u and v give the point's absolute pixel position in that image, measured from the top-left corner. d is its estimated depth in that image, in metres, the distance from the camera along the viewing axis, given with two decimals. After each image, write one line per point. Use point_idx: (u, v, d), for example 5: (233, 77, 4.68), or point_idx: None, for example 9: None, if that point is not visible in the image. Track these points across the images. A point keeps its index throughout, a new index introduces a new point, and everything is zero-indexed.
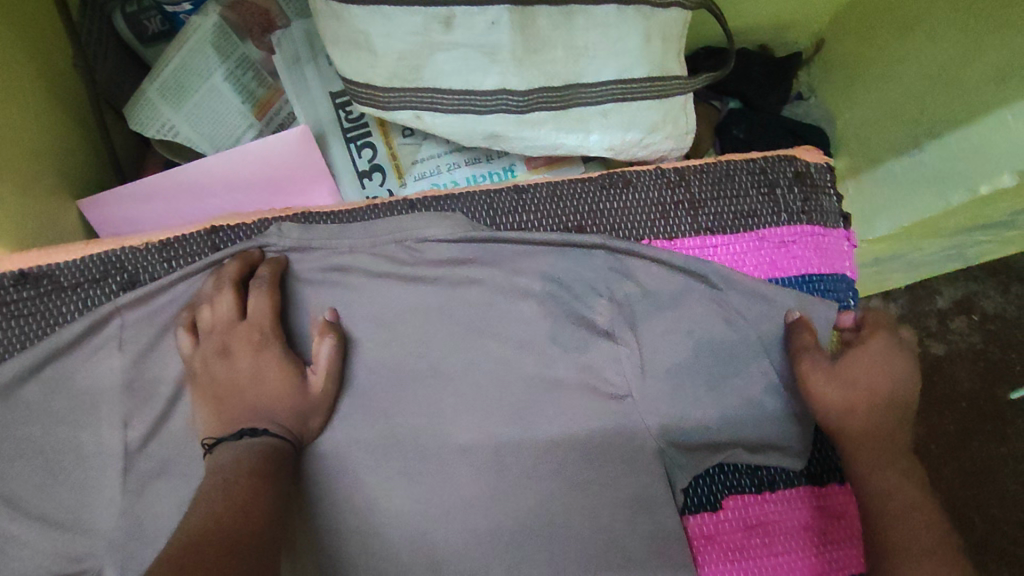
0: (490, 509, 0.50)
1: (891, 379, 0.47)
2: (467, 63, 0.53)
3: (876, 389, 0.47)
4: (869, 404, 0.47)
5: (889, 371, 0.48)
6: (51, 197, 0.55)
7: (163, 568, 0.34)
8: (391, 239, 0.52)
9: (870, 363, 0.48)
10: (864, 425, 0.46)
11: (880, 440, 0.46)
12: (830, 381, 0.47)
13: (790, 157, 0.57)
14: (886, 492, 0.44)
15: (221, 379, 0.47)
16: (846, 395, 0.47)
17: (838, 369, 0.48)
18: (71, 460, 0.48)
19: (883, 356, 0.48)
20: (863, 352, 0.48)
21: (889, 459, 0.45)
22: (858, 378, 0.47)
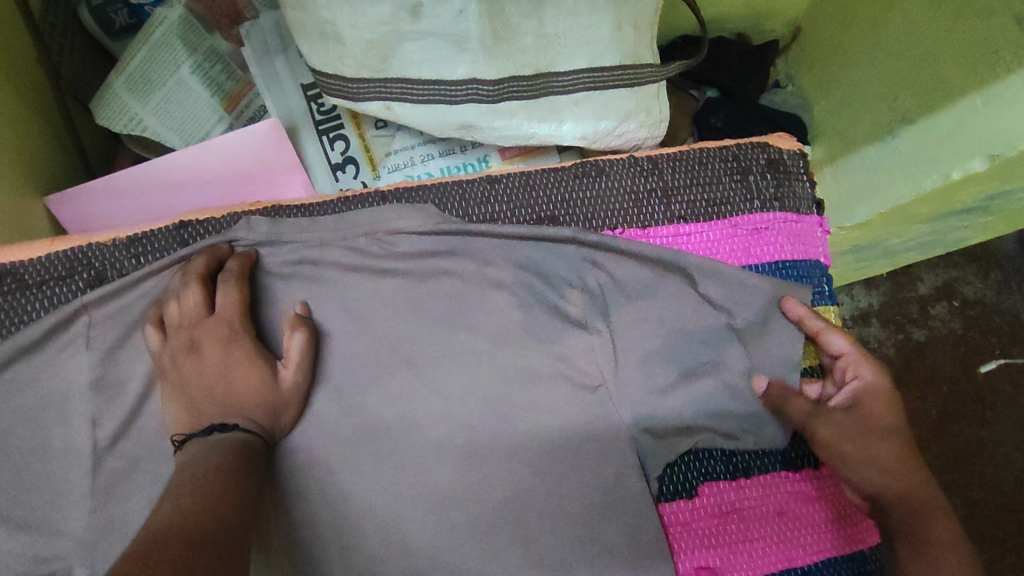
0: (467, 500, 0.50)
1: (894, 411, 0.49)
2: (437, 52, 0.53)
3: (885, 431, 0.48)
4: (888, 454, 0.48)
5: (888, 401, 0.49)
6: (14, 192, 0.54)
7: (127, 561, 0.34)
8: (362, 232, 0.52)
9: (870, 403, 0.49)
10: (891, 472, 0.48)
11: (898, 473, 0.48)
12: (851, 443, 0.48)
13: (763, 145, 0.58)
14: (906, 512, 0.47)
15: (189, 376, 0.47)
16: (865, 451, 0.48)
17: (858, 426, 0.48)
18: (38, 460, 0.48)
19: (879, 386, 0.49)
20: (867, 400, 0.49)
21: (905, 485, 0.47)
22: (870, 429, 0.48)
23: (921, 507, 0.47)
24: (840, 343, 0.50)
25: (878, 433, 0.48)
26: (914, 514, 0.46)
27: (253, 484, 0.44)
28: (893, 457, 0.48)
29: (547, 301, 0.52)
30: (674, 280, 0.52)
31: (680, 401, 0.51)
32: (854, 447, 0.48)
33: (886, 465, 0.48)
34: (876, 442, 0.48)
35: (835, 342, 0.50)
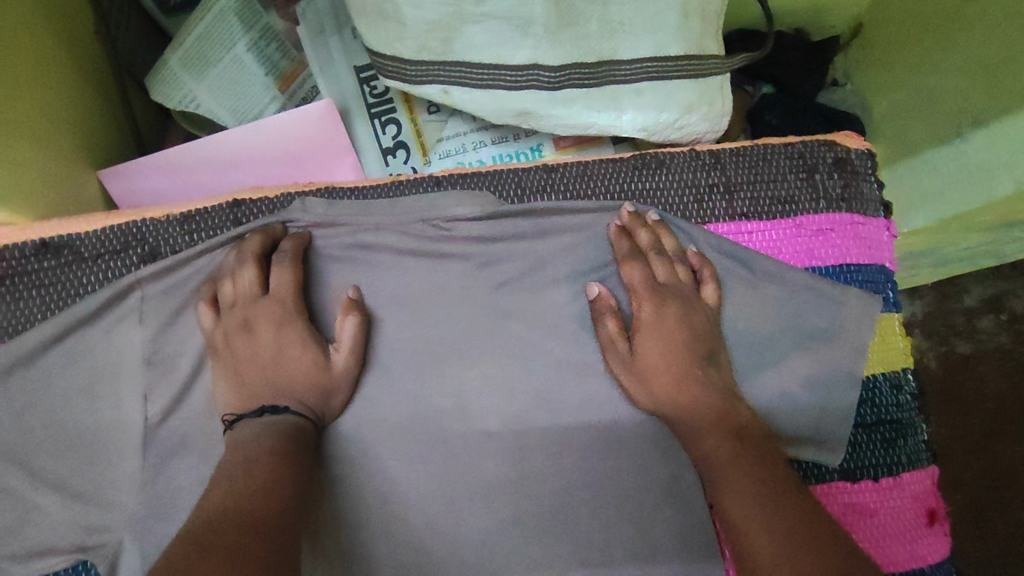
0: (515, 495, 0.49)
1: (687, 345, 0.48)
2: (498, 36, 0.51)
3: (670, 365, 0.48)
4: (669, 391, 0.48)
5: (674, 336, 0.48)
6: (71, 165, 0.55)
7: (186, 545, 0.35)
8: (420, 218, 0.51)
9: (667, 335, 0.49)
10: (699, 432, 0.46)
11: (704, 437, 0.45)
12: (638, 376, 0.48)
13: (830, 142, 0.55)
14: (725, 490, 0.43)
15: (244, 357, 0.47)
16: (654, 389, 0.48)
17: (634, 363, 0.48)
18: (91, 433, 0.48)
19: (664, 314, 0.49)
20: (654, 332, 0.49)
21: (720, 457, 0.44)
22: (656, 369, 0.48)
23: (745, 454, 0.44)
24: (631, 271, 0.50)
25: (662, 369, 0.48)
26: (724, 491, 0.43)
27: (304, 468, 0.44)
28: (692, 399, 0.47)
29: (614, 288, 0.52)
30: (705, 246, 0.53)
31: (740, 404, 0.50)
32: (639, 380, 0.48)
33: (666, 398, 0.48)
34: (660, 376, 0.48)
35: (629, 273, 0.50)
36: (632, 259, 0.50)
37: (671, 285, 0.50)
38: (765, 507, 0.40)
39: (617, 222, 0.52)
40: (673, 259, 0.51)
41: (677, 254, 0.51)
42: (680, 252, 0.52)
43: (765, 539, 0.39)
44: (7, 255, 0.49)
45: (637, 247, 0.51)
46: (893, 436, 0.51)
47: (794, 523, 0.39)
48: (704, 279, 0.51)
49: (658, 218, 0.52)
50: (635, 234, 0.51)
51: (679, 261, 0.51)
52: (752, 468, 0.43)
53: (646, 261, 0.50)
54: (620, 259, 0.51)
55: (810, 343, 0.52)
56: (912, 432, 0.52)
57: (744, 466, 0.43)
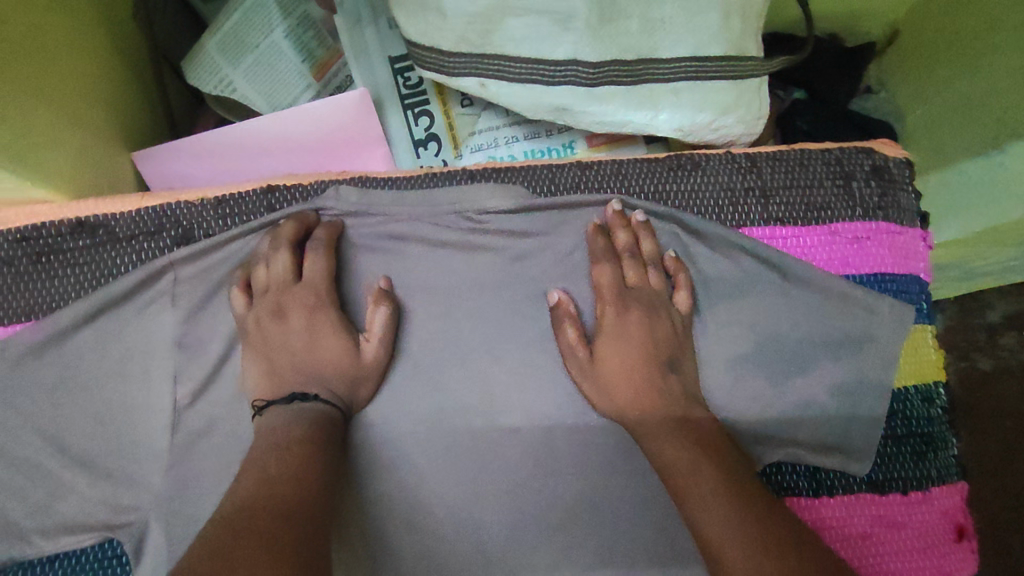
0: (539, 491, 0.48)
1: (647, 347, 0.48)
2: (539, 30, 0.51)
3: (632, 365, 0.47)
4: (624, 387, 0.47)
5: (633, 339, 0.48)
6: (106, 146, 0.55)
7: (217, 532, 0.35)
8: (452, 210, 0.51)
9: (628, 340, 0.48)
10: (643, 413, 0.46)
11: (655, 420, 0.46)
12: (593, 371, 0.48)
13: (868, 150, 0.55)
14: (670, 463, 0.43)
15: (275, 343, 0.47)
16: (609, 383, 0.47)
17: (589, 365, 0.48)
18: (121, 412, 0.48)
19: (626, 319, 0.48)
20: (612, 334, 0.48)
21: (663, 433, 0.45)
22: (612, 369, 0.48)
23: (700, 441, 0.45)
24: (602, 271, 0.49)
25: (623, 361, 0.47)
26: (671, 467, 0.43)
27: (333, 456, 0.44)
28: (653, 405, 0.46)
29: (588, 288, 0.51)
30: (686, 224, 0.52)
31: (768, 409, 0.49)
32: (601, 376, 0.48)
33: (619, 392, 0.47)
34: (617, 372, 0.47)
35: (598, 272, 0.49)
36: (603, 258, 0.49)
37: (638, 288, 0.49)
38: (712, 483, 0.41)
39: (597, 219, 0.51)
40: (647, 263, 0.50)
41: (652, 258, 0.50)
42: (656, 257, 0.51)
43: (711, 511, 0.40)
44: (44, 234, 0.50)
45: (612, 247, 0.50)
46: (924, 449, 0.51)
47: (749, 533, 0.38)
48: (677, 285, 0.50)
49: (645, 218, 0.51)
50: (613, 233, 0.50)
51: (654, 266, 0.50)
52: (703, 470, 0.42)
53: (616, 263, 0.50)
54: (593, 255, 0.50)
55: (844, 351, 0.51)
56: (943, 447, 0.51)
57: (702, 479, 0.42)
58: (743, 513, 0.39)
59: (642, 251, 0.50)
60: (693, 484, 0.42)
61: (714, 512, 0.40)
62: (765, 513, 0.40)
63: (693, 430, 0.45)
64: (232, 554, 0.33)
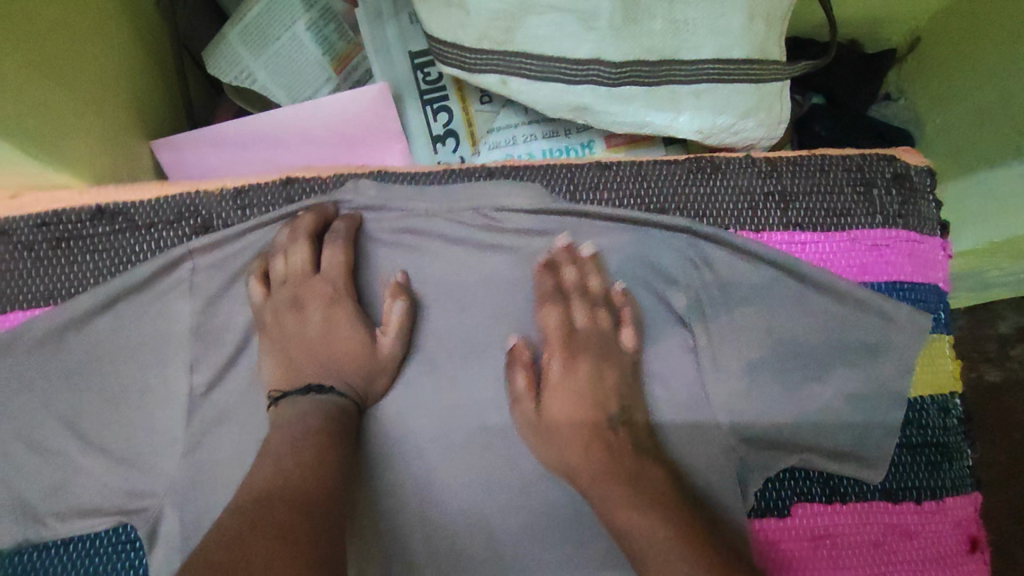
0: (550, 490, 0.48)
1: (592, 395, 0.48)
2: (562, 28, 0.51)
3: (578, 420, 0.47)
4: (574, 442, 0.47)
5: (577, 390, 0.48)
6: (126, 135, 0.55)
7: (233, 522, 0.35)
8: (469, 206, 0.51)
9: (576, 390, 0.48)
10: (592, 473, 0.46)
11: (604, 481, 0.45)
12: (543, 429, 0.48)
13: (890, 157, 0.54)
14: (627, 528, 0.43)
15: (293, 334, 0.48)
16: (557, 442, 0.47)
17: (535, 424, 0.48)
18: (137, 399, 0.48)
19: (570, 368, 0.49)
20: (557, 390, 0.48)
21: (612, 497, 0.44)
22: (556, 424, 0.48)
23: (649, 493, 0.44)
24: (549, 315, 0.49)
25: (571, 413, 0.48)
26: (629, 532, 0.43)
27: (348, 452, 0.43)
28: (599, 463, 0.46)
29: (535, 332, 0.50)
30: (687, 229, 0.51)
31: (784, 416, 0.49)
32: (547, 436, 0.47)
33: (568, 453, 0.47)
34: (567, 428, 0.47)
35: (545, 316, 0.49)
36: (551, 300, 0.49)
37: (587, 331, 0.49)
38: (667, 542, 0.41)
39: (546, 256, 0.51)
40: (596, 301, 0.50)
41: (600, 296, 0.50)
42: (603, 293, 0.51)
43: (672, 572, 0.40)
44: (64, 219, 0.50)
45: (561, 287, 0.50)
46: (939, 459, 0.50)
47: None
48: (624, 322, 0.50)
49: (593, 252, 0.51)
50: (561, 271, 0.50)
51: (602, 304, 0.50)
52: (657, 527, 0.42)
53: (564, 306, 0.50)
54: (540, 295, 0.50)
55: (862, 359, 0.50)
56: (957, 457, 0.51)
57: (657, 537, 0.41)
58: (701, 562, 0.40)
59: (589, 289, 0.50)
60: (646, 540, 0.42)
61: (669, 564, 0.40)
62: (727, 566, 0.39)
63: (651, 473, 0.45)
64: (247, 541, 0.34)
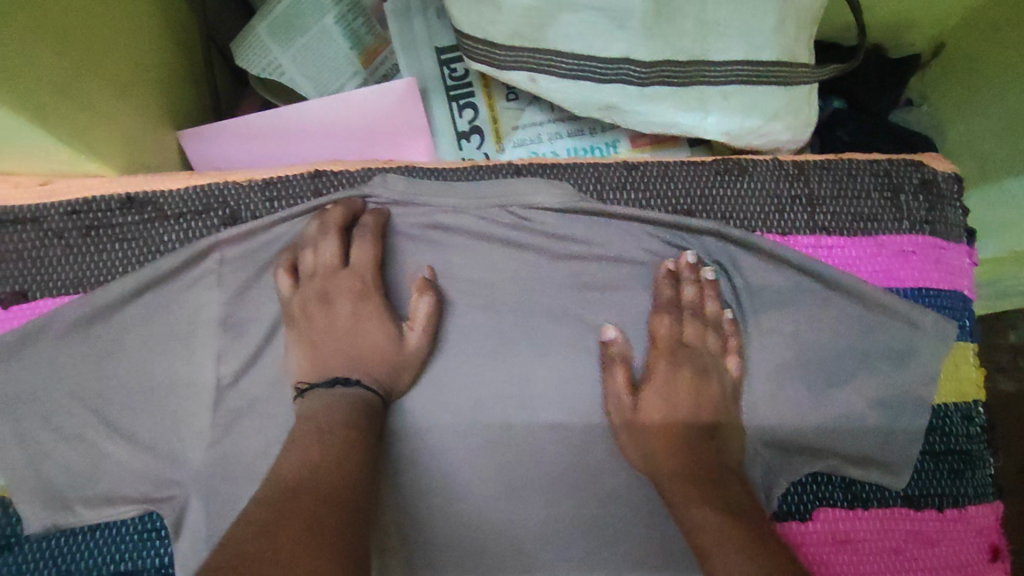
0: (573, 488, 0.48)
1: (694, 411, 0.48)
2: (593, 27, 0.51)
3: (677, 429, 0.48)
4: (666, 443, 0.47)
5: (681, 402, 0.48)
6: (154, 125, 0.55)
7: (260, 510, 0.36)
8: (497, 203, 0.51)
9: (673, 399, 0.48)
10: (677, 474, 0.45)
11: (688, 480, 0.44)
12: (646, 429, 0.47)
13: (917, 163, 0.54)
14: (698, 528, 0.41)
15: (322, 326, 0.48)
16: (654, 442, 0.47)
17: (635, 421, 0.48)
18: (164, 387, 0.48)
19: (676, 377, 0.49)
20: (658, 394, 0.48)
21: (693, 494, 0.43)
22: (656, 428, 0.48)
23: (733, 507, 0.42)
24: (661, 321, 0.49)
25: (669, 417, 0.48)
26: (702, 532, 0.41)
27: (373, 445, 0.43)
28: (691, 468, 0.45)
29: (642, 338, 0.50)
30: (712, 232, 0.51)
31: (808, 420, 0.49)
32: (649, 436, 0.47)
33: (665, 452, 0.46)
34: (668, 431, 0.47)
35: (657, 322, 0.49)
36: (665, 308, 0.49)
37: (695, 346, 0.49)
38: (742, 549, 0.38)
39: (671, 263, 0.51)
40: (708, 323, 0.50)
41: (714, 318, 0.50)
42: (716, 317, 0.50)
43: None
44: (94, 208, 0.51)
45: (677, 298, 0.50)
46: (961, 467, 0.50)
47: None
48: (729, 349, 0.50)
49: (714, 276, 0.51)
50: (681, 286, 0.50)
51: (713, 327, 0.50)
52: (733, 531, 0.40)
53: (679, 318, 0.50)
54: (656, 304, 0.50)
55: (887, 365, 0.50)
56: (980, 465, 0.51)
57: (729, 539, 0.39)
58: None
59: (706, 310, 0.50)
60: (715, 544, 0.39)
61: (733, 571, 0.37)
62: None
63: (730, 486, 0.44)
64: (276, 527, 0.34)
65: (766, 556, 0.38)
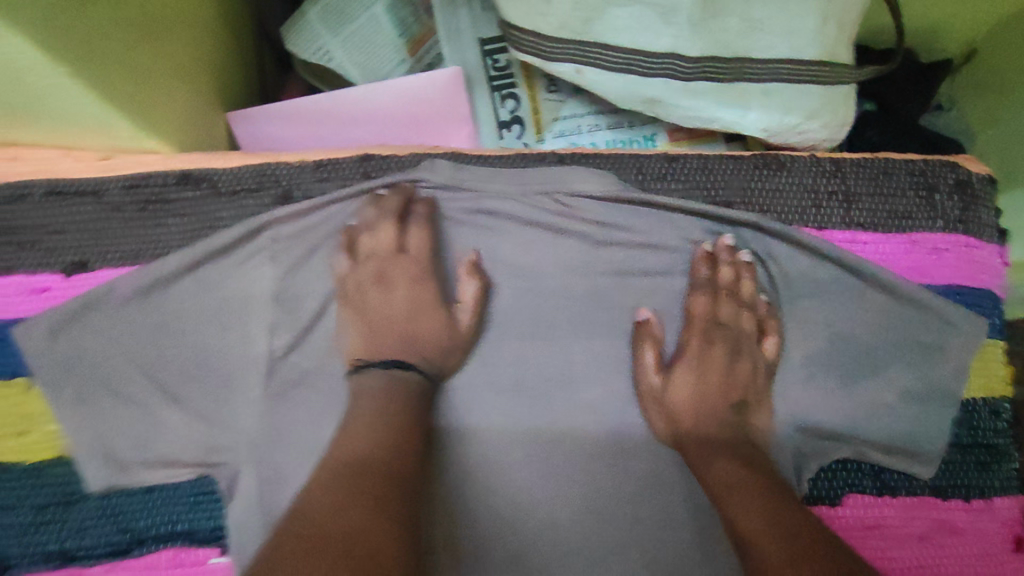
0: (610, 466, 0.50)
1: (723, 388, 0.50)
2: (641, 21, 0.52)
3: (708, 405, 0.49)
4: (697, 415, 0.49)
5: (712, 378, 0.50)
6: (207, 105, 0.57)
7: (323, 481, 0.38)
8: (543, 190, 0.52)
9: (704, 377, 0.50)
10: (703, 443, 0.47)
11: (712, 444, 0.47)
12: (683, 404, 0.49)
13: (953, 164, 0.55)
14: (713, 480, 0.45)
15: (378, 308, 0.50)
16: (686, 416, 0.49)
17: (665, 399, 0.49)
18: (219, 358, 0.51)
19: (709, 354, 0.50)
20: (687, 369, 0.50)
21: (716, 451, 0.46)
22: (682, 406, 0.49)
23: (751, 468, 0.45)
24: (697, 301, 0.51)
25: (700, 394, 0.49)
26: (716, 487, 0.44)
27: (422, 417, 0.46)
28: (720, 437, 0.48)
29: (677, 316, 0.52)
30: (751, 224, 0.52)
31: (840, 409, 0.50)
32: (681, 410, 0.49)
33: (695, 424, 0.49)
34: (697, 405, 0.49)
35: (692, 301, 0.51)
36: (702, 289, 0.51)
37: (728, 326, 0.51)
38: (759, 504, 0.41)
39: (708, 246, 0.52)
40: (743, 305, 0.51)
41: (750, 301, 0.51)
42: (753, 299, 0.51)
43: (755, 525, 0.40)
44: (152, 183, 0.53)
45: (714, 280, 0.51)
46: (988, 459, 0.52)
47: (797, 550, 0.37)
48: (766, 331, 0.51)
49: (749, 258, 0.52)
50: (718, 267, 0.51)
51: (748, 308, 0.51)
52: (751, 490, 0.42)
53: (713, 297, 0.51)
54: (691, 285, 0.52)
55: (919, 360, 0.51)
56: (1006, 458, 0.52)
57: (746, 492, 0.42)
58: (780, 527, 0.39)
59: (741, 293, 0.51)
60: (729, 493, 0.43)
61: (748, 519, 0.40)
62: (814, 539, 0.38)
63: (757, 457, 0.46)
64: (339, 505, 0.36)
65: (779, 509, 0.40)
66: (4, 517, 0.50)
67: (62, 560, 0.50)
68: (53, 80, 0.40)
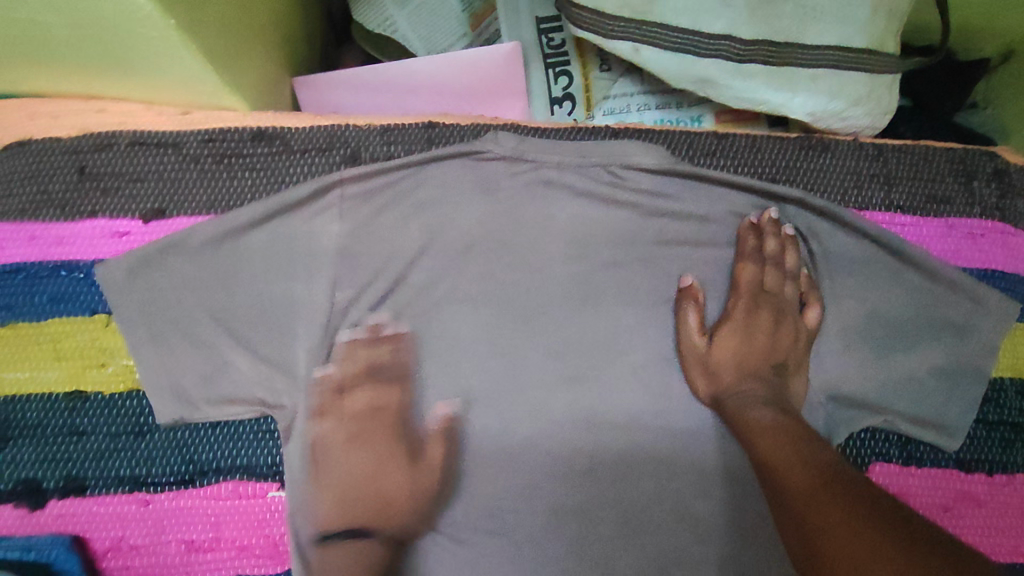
0: (651, 424, 0.54)
1: (765, 350, 0.52)
2: (700, 4, 0.55)
3: (750, 365, 0.52)
4: (737, 372, 0.52)
5: (754, 341, 0.53)
6: (278, 69, 0.60)
7: None
8: (599, 162, 0.55)
9: (747, 341, 0.52)
10: (741, 396, 0.51)
11: (748, 396, 0.50)
12: (726, 363, 0.52)
13: (992, 153, 0.58)
14: (745, 423, 0.49)
15: (351, 475, 0.52)
16: (727, 373, 0.52)
17: (707, 358, 0.52)
18: (286, 306, 0.52)
19: (754, 319, 0.53)
20: (730, 331, 0.53)
21: (751, 402, 0.50)
22: (723, 364, 0.52)
23: (786, 419, 0.48)
24: (744, 269, 0.53)
25: (743, 354, 0.52)
26: (747, 430, 0.48)
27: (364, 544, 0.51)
28: (759, 394, 0.50)
29: (723, 283, 0.55)
30: (797, 201, 0.54)
31: (874, 381, 0.53)
32: (722, 369, 0.52)
33: (735, 383, 0.51)
34: (738, 363, 0.52)
35: (740, 269, 0.53)
36: (748, 258, 0.53)
37: (773, 293, 0.53)
38: (789, 443, 0.45)
39: (753, 219, 0.54)
40: (786, 275, 0.54)
41: (793, 271, 0.54)
42: (795, 270, 0.54)
43: (784, 458, 0.44)
44: (230, 138, 0.56)
45: (760, 250, 0.54)
46: (1012, 437, 0.55)
47: (821, 474, 0.41)
48: (808, 302, 0.54)
49: (794, 233, 0.54)
50: (764, 237, 0.54)
51: (791, 278, 0.54)
52: (782, 433, 0.46)
53: (760, 266, 0.53)
54: (739, 254, 0.54)
55: (953, 338, 0.53)
56: None
57: (779, 436, 0.46)
58: (808, 460, 0.43)
59: (785, 264, 0.54)
60: (761, 434, 0.47)
61: (776, 455, 0.44)
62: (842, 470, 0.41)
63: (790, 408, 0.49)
64: None
65: (805, 445, 0.45)
66: (80, 445, 0.53)
67: (133, 486, 0.53)
68: (163, 31, 0.42)
